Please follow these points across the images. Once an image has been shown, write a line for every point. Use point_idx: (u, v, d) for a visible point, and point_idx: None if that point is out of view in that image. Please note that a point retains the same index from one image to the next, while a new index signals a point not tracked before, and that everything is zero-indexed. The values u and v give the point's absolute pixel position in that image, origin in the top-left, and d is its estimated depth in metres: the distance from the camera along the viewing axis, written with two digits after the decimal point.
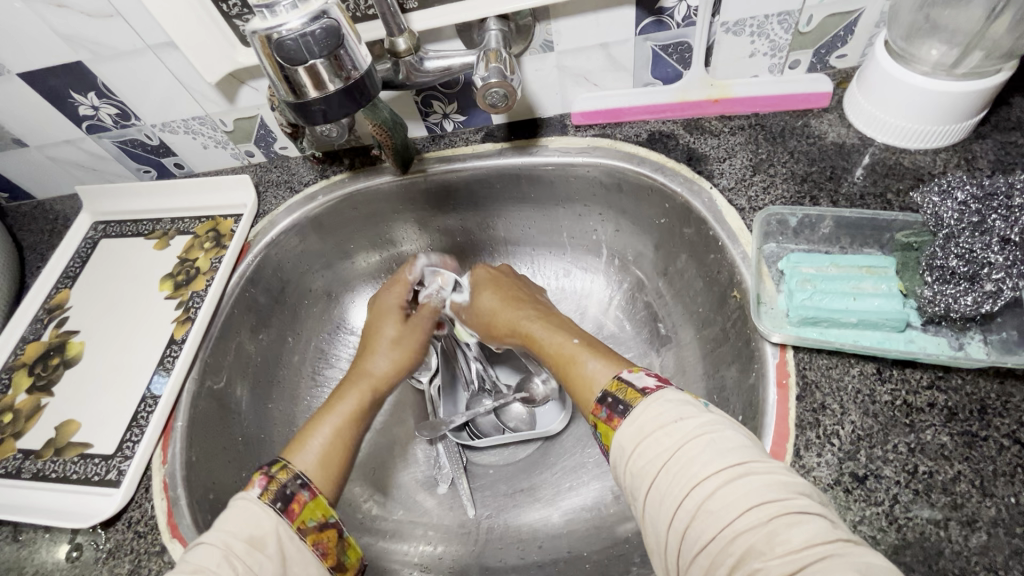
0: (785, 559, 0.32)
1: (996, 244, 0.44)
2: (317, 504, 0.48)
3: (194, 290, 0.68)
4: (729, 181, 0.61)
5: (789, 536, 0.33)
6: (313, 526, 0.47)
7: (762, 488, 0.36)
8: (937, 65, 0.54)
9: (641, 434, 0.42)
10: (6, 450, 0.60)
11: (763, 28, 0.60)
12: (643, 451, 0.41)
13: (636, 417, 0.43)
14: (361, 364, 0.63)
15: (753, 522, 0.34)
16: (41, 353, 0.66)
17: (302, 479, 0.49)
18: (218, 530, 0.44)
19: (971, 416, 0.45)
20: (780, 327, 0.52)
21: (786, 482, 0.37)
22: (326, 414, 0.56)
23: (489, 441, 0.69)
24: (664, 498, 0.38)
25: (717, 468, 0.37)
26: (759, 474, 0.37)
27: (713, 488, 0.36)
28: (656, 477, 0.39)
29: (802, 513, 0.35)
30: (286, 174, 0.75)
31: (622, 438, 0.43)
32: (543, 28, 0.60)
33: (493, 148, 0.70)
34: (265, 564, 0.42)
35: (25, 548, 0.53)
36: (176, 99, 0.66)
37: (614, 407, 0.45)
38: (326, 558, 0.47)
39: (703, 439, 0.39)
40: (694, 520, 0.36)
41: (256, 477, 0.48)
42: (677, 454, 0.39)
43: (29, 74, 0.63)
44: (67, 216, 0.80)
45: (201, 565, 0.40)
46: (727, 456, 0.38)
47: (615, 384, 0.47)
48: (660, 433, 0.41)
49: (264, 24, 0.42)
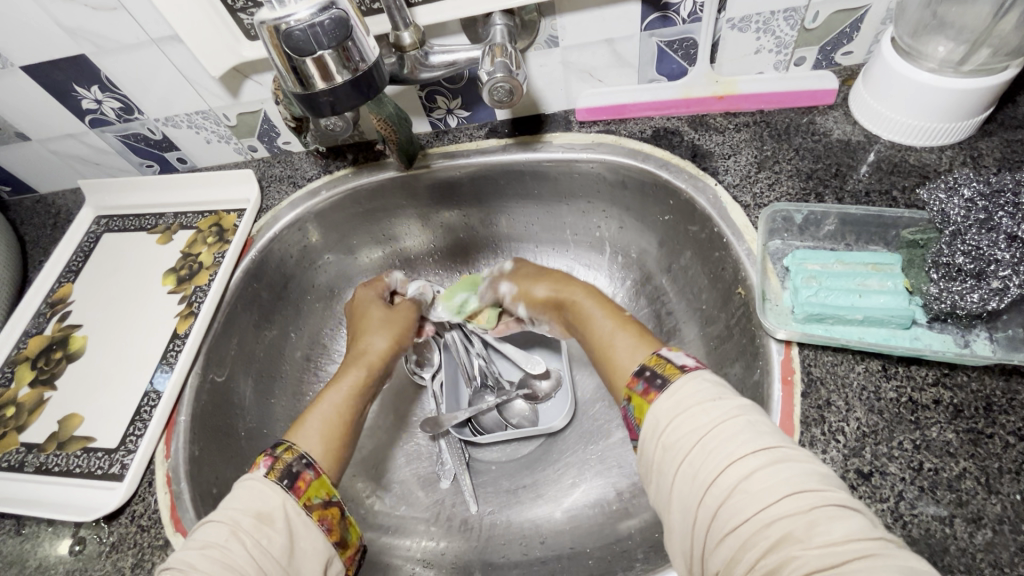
0: (821, 549, 0.32)
1: (1002, 241, 0.43)
2: (322, 482, 0.49)
3: (197, 284, 0.67)
4: (734, 177, 0.61)
5: (828, 528, 0.33)
6: (317, 503, 0.47)
7: (800, 476, 0.36)
8: (945, 62, 0.54)
9: (678, 408, 0.42)
10: (8, 443, 0.60)
11: (769, 24, 0.60)
12: (679, 425, 0.41)
13: (676, 391, 0.43)
14: (358, 347, 0.64)
15: (790, 508, 0.34)
16: (43, 347, 0.66)
17: (308, 459, 0.50)
18: (228, 507, 0.44)
19: (977, 413, 0.45)
20: (785, 323, 0.52)
21: (822, 476, 0.37)
22: (329, 392, 0.58)
23: (491, 437, 0.68)
24: (697, 474, 0.38)
25: (755, 450, 0.37)
26: (797, 463, 0.37)
27: (751, 470, 0.37)
28: (689, 453, 0.39)
29: (841, 508, 0.34)
30: (289, 168, 0.75)
31: (658, 411, 0.43)
32: (548, 23, 0.60)
33: (497, 144, 0.70)
34: (273, 538, 0.42)
35: (28, 542, 0.53)
36: (179, 93, 0.66)
37: (652, 380, 0.46)
38: (331, 534, 0.47)
39: (742, 421, 0.39)
40: (727, 500, 0.36)
41: (260, 459, 0.48)
42: (713, 432, 0.39)
43: (32, 67, 0.63)
44: (69, 210, 0.80)
45: (210, 541, 0.41)
46: (765, 440, 0.38)
47: (654, 360, 0.48)
48: (699, 411, 0.41)
49: (273, 15, 0.41)
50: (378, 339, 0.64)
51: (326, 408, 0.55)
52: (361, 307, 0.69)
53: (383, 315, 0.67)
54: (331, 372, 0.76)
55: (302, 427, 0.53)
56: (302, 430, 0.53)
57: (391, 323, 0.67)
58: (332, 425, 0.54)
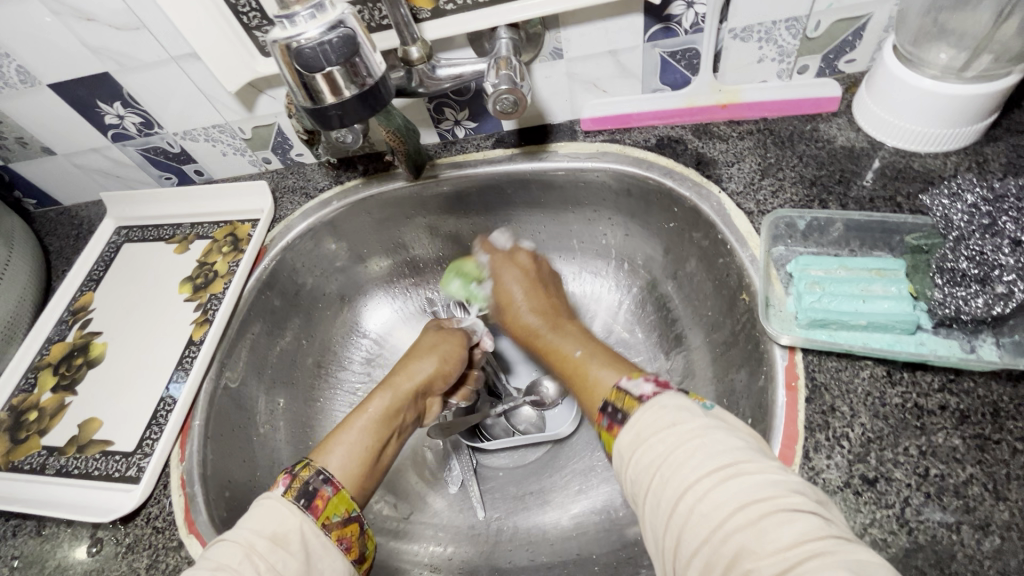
0: (777, 557, 0.32)
1: (1006, 246, 0.43)
2: (340, 499, 0.48)
3: (212, 293, 0.69)
4: (737, 185, 0.62)
5: (778, 536, 0.33)
6: (336, 522, 0.47)
7: (752, 487, 0.36)
8: (947, 68, 0.54)
9: (636, 441, 0.43)
10: (30, 446, 0.62)
11: (771, 34, 0.60)
12: (638, 457, 0.42)
13: (635, 423, 0.43)
14: (401, 370, 0.63)
15: (741, 522, 0.34)
16: (65, 353, 0.69)
17: (324, 475, 0.49)
18: (245, 528, 0.44)
19: (984, 419, 0.45)
20: (789, 329, 0.52)
21: (778, 481, 0.36)
22: (354, 418, 0.57)
23: (499, 443, 0.70)
24: (659, 502, 0.39)
25: (706, 471, 0.37)
26: (749, 475, 0.36)
27: (703, 491, 0.37)
28: (650, 484, 0.40)
29: (792, 511, 0.34)
30: (301, 180, 0.77)
31: (622, 446, 0.44)
32: (553, 36, 0.61)
33: (504, 154, 0.72)
34: (287, 560, 0.42)
35: (47, 543, 0.55)
36: (197, 108, 0.69)
37: (614, 415, 0.46)
38: (350, 552, 0.46)
39: (693, 442, 0.39)
40: (686, 523, 0.37)
41: (279, 477, 0.48)
42: (668, 460, 0.39)
43: (58, 85, 0.65)
44: (91, 221, 0.83)
45: (223, 563, 0.40)
46: (715, 457, 0.38)
47: (615, 394, 0.48)
48: (653, 439, 0.41)
49: (285, 33, 0.44)
50: (423, 364, 0.63)
51: (354, 442, 0.54)
52: (439, 333, 0.68)
53: (434, 340, 0.67)
54: (343, 379, 0.78)
55: (328, 447, 0.53)
56: (327, 448, 0.53)
57: (434, 349, 0.66)
58: (357, 448, 0.54)
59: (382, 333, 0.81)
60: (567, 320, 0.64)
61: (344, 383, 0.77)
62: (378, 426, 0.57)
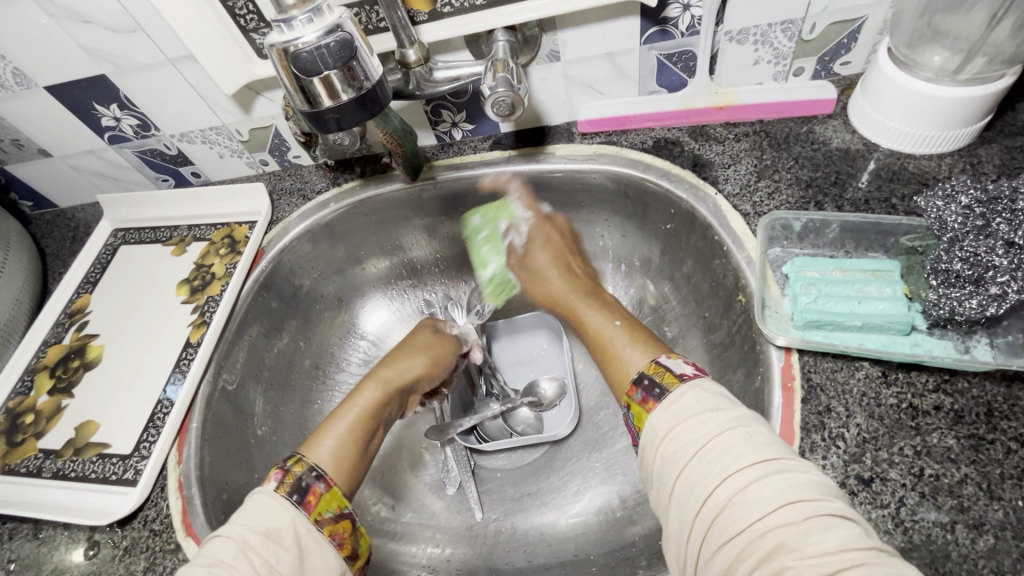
0: (818, 559, 0.33)
1: (1000, 247, 0.44)
2: (332, 495, 0.48)
3: (210, 295, 0.69)
4: (733, 187, 0.62)
5: (822, 538, 0.33)
6: (328, 517, 0.47)
7: (797, 486, 0.36)
8: (941, 71, 0.54)
9: (676, 419, 0.42)
10: (27, 449, 0.61)
11: (767, 37, 0.61)
12: (677, 435, 0.41)
13: (675, 401, 0.43)
14: (392, 362, 0.62)
15: (783, 518, 0.35)
16: (62, 355, 0.68)
17: (317, 472, 0.49)
18: (237, 523, 0.44)
19: (978, 419, 0.45)
20: (785, 330, 0.52)
21: (822, 485, 0.37)
22: (344, 411, 0.56)
23: (496, 445, 0.70)
24: (695, 486, 0.39)
25: (750, 461, 0.38)
26: (795, 473, 0.37)
27: (747, 482, 0.37)
28: (687, 464, 0.40)
29: (835, 516, 0.35)
30: (298, 182, 0.77)
31: (658, 421, 0.43)
32: (550, 38, 0.61)
33: (501, 156, 0.72)
34: (281, 556, 0.42)
35: (44, 546, 0.55)
36: (194, 110, 0.69)
37: (650, 390, 0.46)
38: (342, 548, 0.46)
39: (737, 431, 0.39)
40: (723, 511, 0.37)
41: (272, 471, 0.48)
42: (711, 443, 0.39)
43: (55, 88, 0.65)
44: (88, 224, 0.83)
45: (218, 558, 0.41)
46: (761, 450, 0.38)
47: (653, 368, 0.48)
48: (697, 419, 0.41)
49: (282, 38, 0.44)
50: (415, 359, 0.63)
51: (343, 434, 0.54)
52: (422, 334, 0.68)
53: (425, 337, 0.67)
54: (340, 381, 0.78)
55: (316, 441, 0.53)
56: (318, 442, 0.53)
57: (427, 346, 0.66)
58: (346, 441, 0.53)
59: (381, 334, 0.81)
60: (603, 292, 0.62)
61: (341, 384, 0.77)
62: (365, 418, 0.56)
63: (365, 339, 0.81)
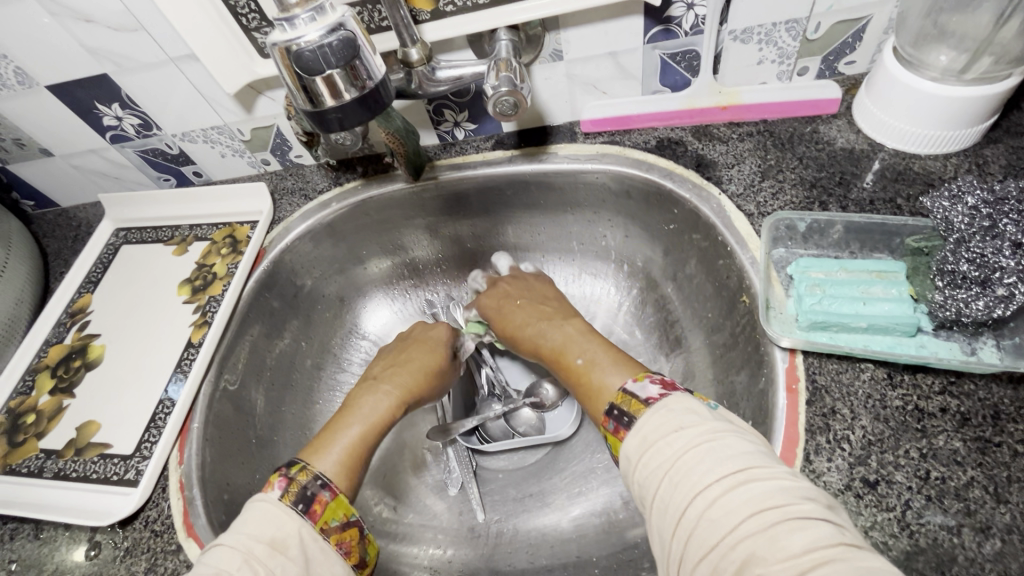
0: (787, 564, 0.32)
1: (1007, 248, 0.43)
2: (338, 503, 0.48)
3: (211, 295, 0.69)
4: (737, 187, 0.62)
5: (789, 542, 0.33)
6: (335, 526, 0.47)
7: (763, 493, 0.36)
8: (947, 70, 0.54)
9: (645, 444, 0.42)
10: (28, 449, 0.61)
11: (771, 36, 0.60)
12: (648, 460, 0.41)
13: (642, 430, 0.43)
14: (403, 376, 0.64)
15: (752, 527, 0.34)
16: (63, 356, 0.68)
17: (322, 480, 0.49)
18: (241, 533, 0.43)
19: (985, 422, 0.45)
20: (790, 331, 0.52)
21: (790, 487, 0.36)
22: (354, 420, 0.57)
23: (498, 446, 0.69)
24: (669, 507, 0.39)
25: (717, 475, 0.37)
26: (761, 481, 0.37)
27: (715, 496, 0.37)
28: (660, 487, 0.40)
29: (804, 518, 0.34)
30: (300, 181, 0.76)
31: (629, 448, 0.43)
32: (553, 37, 0.61)
33: (504, 155, 0.72)
34: (286, 567, 0.42)
35: (45, 546, 0.55)
36: (196, 109, 0.68)
37: (620, 419, 0.46)
38: (350, 557, 0.46)
39: (702, 446, 0.39)
40: (695, 530, 0.36)
41: (274, 480, 0.47)
42: (679, 462, 0.39)
43: (56, 87, 0.65)
44: (89, 223, 0.83)
45: (223, 569, 0.40)
46: (726, 463, 0.38)
47: (621, 396, 0.47)
48: (664, 441, 0.41)
49: (284, 36, 0.43)
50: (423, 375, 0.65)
51: (352, 442, 0.54)
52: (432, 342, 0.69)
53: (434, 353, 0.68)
54: (342, 381, 0.78)
55: (323, 446, 0.53)
56: (324, 448, 0.53)
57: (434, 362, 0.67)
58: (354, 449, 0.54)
59: (383, 334, 0.81)
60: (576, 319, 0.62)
61: (343, 384, 0.77)
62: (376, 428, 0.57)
63: (367, 340, 0.81)
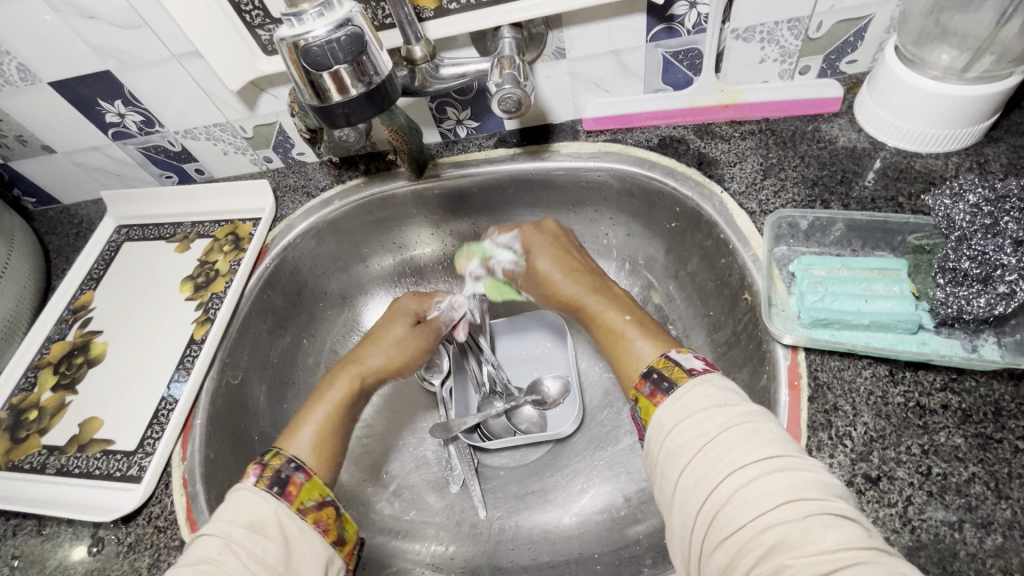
0: (817, 557, 0.32)
1: (1008, 246, 0.43)
2: (313, 485, 0.48)
3: (213, 292, 0.69)
4: (739, 185, 0.62)
5: (821, 537, 0.33)
6: (311, 506, 0.47)
7: (800, 484, 0.36)
8: (949, 69, 0.54)
9: (683, 413, 0.42)
10: (31, 445, 0.61)
11: (774, 34, 0.61)
12: (684, 430, 0.41)
13: (682, 396, 0.43)
14: (360, 355, 0.63)
15: (785, 515, 0.35)
16: (65, 352, 0.68)
17: (296, 463, 0.49)
18: (220, 519, 0.44)
19: (986, 419, 0.45)
20: (792, 328, 0.52)
21: (824, 484, 0.37)
22: (317, 404, 0.57)
23: (499, 443, 0.69)
24: (699, 482, 0.38)
25: (755, 459, 0.37)
26: (798, 471, 0.37)
27: (750, 478, 0.37)
28: (692, 460, 0.39)
29: (837, 516, 0.35)
30: (303, 179, 0.76)
31: (666, 414, 0.43)
32: (555, 36, 0.61)
33: (506, 153, 0.72)
34: (266, 547, 0.42)
35: (48, 542, 0.55)
36: (198, 106, 0.68)
37: (659, 383, 0.46)
38: (329, 533, 0.46)
39: (743, 428, 0.39)
40: (725, 507, 0.37)
41: (249, 468, 0.48)
42: (717, 439, 0.39)
43: (59, 83, 0.65)
44: (91, 220, 0.83)
45: (204, 555, 0.40)
46: (767, 448, 0.38)
47: (662, 362, 0.48)
48: (706, 415, 0.41)
49: (292, 31, 0.44)
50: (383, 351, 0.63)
51: (316, 427, 0.54)
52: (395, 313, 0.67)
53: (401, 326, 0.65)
54: None
55: (295, 432, 0.54)
56: (297, 433, 0.54)
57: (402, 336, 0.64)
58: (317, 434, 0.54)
59: None
60: (610, 285, 0.62)
61: None
62: (342, 411, 0.57)
63: None
